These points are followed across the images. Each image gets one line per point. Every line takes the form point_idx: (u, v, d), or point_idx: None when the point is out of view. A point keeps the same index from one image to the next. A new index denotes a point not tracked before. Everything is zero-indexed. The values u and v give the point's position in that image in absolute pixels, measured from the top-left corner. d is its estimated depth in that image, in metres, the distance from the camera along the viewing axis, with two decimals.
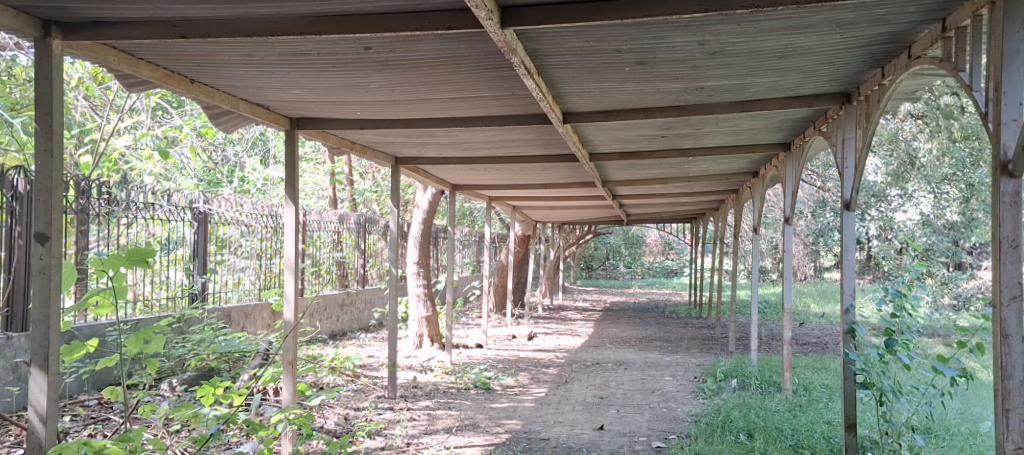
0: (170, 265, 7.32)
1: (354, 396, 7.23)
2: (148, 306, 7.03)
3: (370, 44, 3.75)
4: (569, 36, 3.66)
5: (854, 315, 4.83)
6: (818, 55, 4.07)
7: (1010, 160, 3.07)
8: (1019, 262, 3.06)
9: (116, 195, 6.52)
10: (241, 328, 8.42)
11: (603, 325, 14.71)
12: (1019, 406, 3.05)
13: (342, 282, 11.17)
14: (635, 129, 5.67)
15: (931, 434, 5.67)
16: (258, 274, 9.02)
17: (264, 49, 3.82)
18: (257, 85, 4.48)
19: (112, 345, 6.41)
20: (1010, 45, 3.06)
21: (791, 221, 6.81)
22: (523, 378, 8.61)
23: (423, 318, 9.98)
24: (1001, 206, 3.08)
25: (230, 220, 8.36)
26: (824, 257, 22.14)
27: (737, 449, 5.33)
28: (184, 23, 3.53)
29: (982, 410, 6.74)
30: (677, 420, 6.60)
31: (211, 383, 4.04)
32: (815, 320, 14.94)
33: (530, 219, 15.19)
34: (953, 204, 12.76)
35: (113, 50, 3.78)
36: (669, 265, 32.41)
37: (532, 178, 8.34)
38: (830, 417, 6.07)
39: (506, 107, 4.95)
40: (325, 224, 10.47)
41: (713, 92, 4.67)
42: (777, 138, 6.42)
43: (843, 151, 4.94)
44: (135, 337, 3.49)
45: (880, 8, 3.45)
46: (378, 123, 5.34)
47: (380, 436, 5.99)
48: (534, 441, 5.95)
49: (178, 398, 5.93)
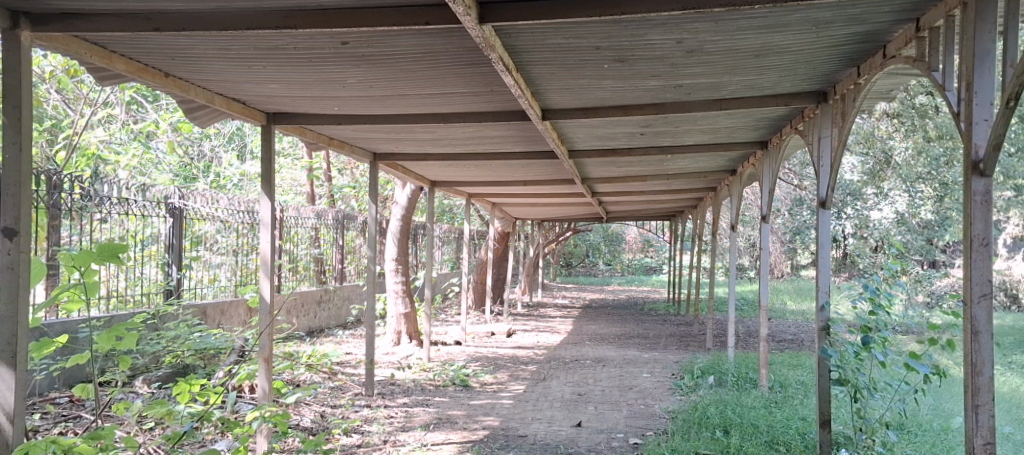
0: (145, 260, 7.26)
1: (332, 393, 7.18)
2: (122, 302, 6.96)
3: (346, 39, 3.72)
4: (548, 32, 3.66)
5: (829, 313, 4.89)
6: (795, 54, 4.09)
7: (981, 159, 3.10)
8: (989, 260, 3.10)
9: (89, 189, 6.42)
10: (217, 324, 8.37)
11: (582, 322, 14.72)
12: (988, 402, 3.10)
13: (319, 279, 11.06)
14: (614, 126, 5.68)
15: (904, 430, 5.76)
16: (234, 270, 8.96)
17: (238, 42, 3.78)
18: (233, 80, 4.44)
19: (84, 341, 6.33)
20: (981, 45, 3.10)
21: (767, 220, 6.75)
22: (502, 375, 8.62)
23: (401, 315, 9.94)
24: (973, 205, 3.12)
25: (205, 215, 8.27)
26: (801, 254, 22.42)
27: (713, 445, 5.35)
28: (157, 16, 3.48)
29: (954, 406, 6.87)
30: (654, 417, 6.62)
31: (185, 380, 3.98)
32: (791, 317, 15.13)
33: (509, 216, 15.14)
34: (927, 202, 13.02)
35: (86, 43, 3.74)
36: (648, 262, 32.63)
37: (511, 174, 8.33)
38: (805, 413, 6.13)
39: (484, 104, 4.94)
40: (303, 220, 10.41)
41: (691, 90, 4.68)
42: (754, 136, 6.47)
43: (819, 150, 4.97)
44: (107, 333, 3.43)
45: (855, 8, 3.49)
46: (355, 118, 5.30)
47: (357, 433, 5.97)
48: (512, 438, 5.95)
49: (152, 395, 5.92)
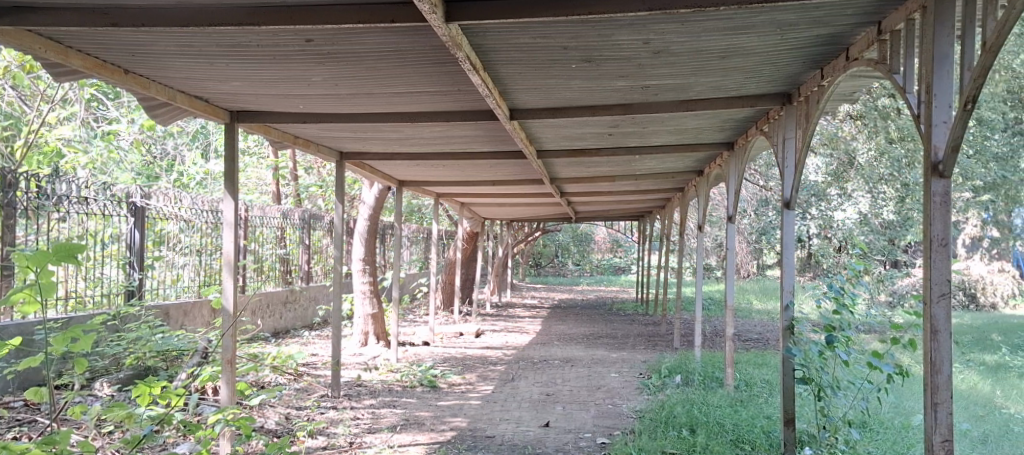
0: (105, 260, 7.13)
1: (297, 395, 7.10)
2: (80, 304, 6.82)
3: (310, 36, 3.67)
4: (515, 32, 3.64)
5: (793, 312, 4.93)
6: (760, 56, 4.12)
7: (941, 161, 3.14)
8: (948, 260, 3.14)
9: (46, 188, 6.27)
10: (180, 326, 8.23)
11: (550, 322, 14.73)
12: (945, 400, 3.15)
13: (285, 280, 10.94)
14: (582, 127, 5.67)
15: (866, 427, 5.82)
16: (198, 270, 8.83)
17: (201, 39, 3.72)
18: (196, 77, 4.36)
19: (40, 344, 6.21)
20: (940, 49, 3.14)
21: (733, 220, 6.80)
22: (470, 375, 8.59)
23: (369, 316, 9.86)
24: (932, 205, 3.16)
25: (168, 215, 8.13)
26: (766, 255, 22.68)
27: (679, 444, 5.38)
28: (116, 12, 3.42)
29: (914, 404, 6.96)
30: (622, 416, 6.65)
31: (145, 383, 3.87)
32: (757, 316, 15.31)
33: (478, 216, 15.14)
34: (890, 203, 13.11)
35: (40, 38, 3.67)
36: (617, 262, 32.84)
37: (479, 174, 8.30)
38: (770, 412, 6.18)
39: (452, 104, 4.91)
40: (268, 220, 10.27)
41: (658, 91, 4.69)
42: (720, 138, 6.52)
43: (784, 151, 5.02)
44: (62, 336, 3.32)
45: (819, 10, 3.52)
46: (321, 117, 5.23)
47: (322, 436, 5.90)
48: (479, 439, 5.93)
49: (111, 398, 5.84)
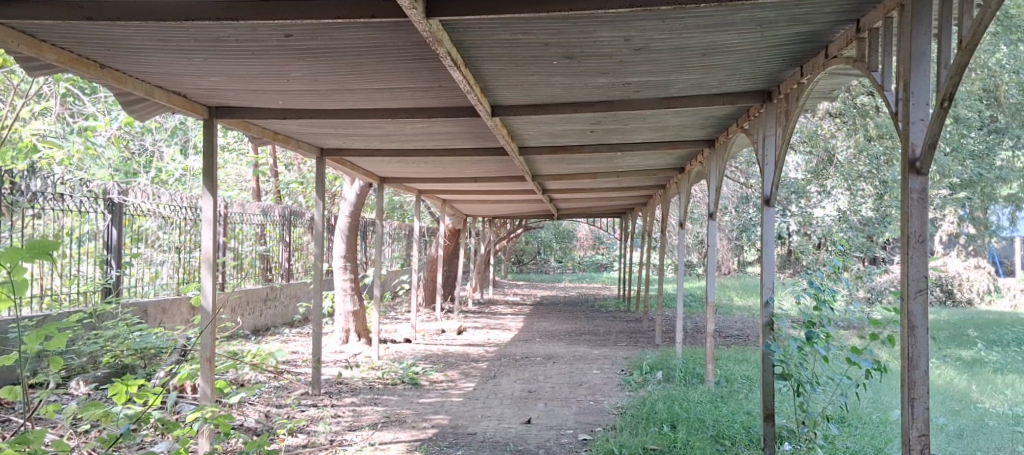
0: (82, 258, 7.05)
1: (277, 393, 7.05)
2: (56, 301, 6.74)
3: (289, 31, 3.64)
4: (496, 28, 3.63)
5: (774, 308, 4.96)
6: (740, 53, 4.14)
7: (917, 158, 3.16)
8: (924, 256, 3.17)
9: (20, 184, 6.18)
10: (158, 323, 8.16)
11: (532, 319, 14.73)
12: (922, 394, 3.18)
13: (265, 277, 10.86)
14: (564, 123, 5.67)
15: (844, 422, 5.89)
16: (177, 267, 8.76)
17: (178, 33, 3.68)
18: (173, 72, 4.31)
19: (14, 342, 6.14)
20: (918, 47, 3.16)
21: (714, 217, 6.82)
22: (452, 373, 8.56)
23: (349, 313, 9.80)
24: (909, 202, 3.19)
25: (147, 212, 8.05)
26: (747, 252, 22.83)
27: (660, 440, 5.39)
28: (90, 5, 3.37)
29: (891, 399, 7.05)
30: (603, 412, 6.66)
31: (122, 381, 3.83)
32: (738, 313, 15.40)
33: (460, 213, 15.16)
34: (868, 201, 13.14)
35: (12, 31, 3.61)
36: (598, 259, 32.94)
37: (460, 171, 8.28)
38: (750, 407, 6.22)
39: (433, 100, 4.89)
40: (248, 217, 10.20)
41: (639, 88, 4.70)
42: (700, 135, 6.54)
43: (764, 148, 5.05)
44: (35, 334, 3.25)
45: (798, 7, 3.54)
46: (301, 112, 5.19)
47: (302, 433, 5.86)
48: (461, 436, 5.92)
49: (87, 396, 5.78)
